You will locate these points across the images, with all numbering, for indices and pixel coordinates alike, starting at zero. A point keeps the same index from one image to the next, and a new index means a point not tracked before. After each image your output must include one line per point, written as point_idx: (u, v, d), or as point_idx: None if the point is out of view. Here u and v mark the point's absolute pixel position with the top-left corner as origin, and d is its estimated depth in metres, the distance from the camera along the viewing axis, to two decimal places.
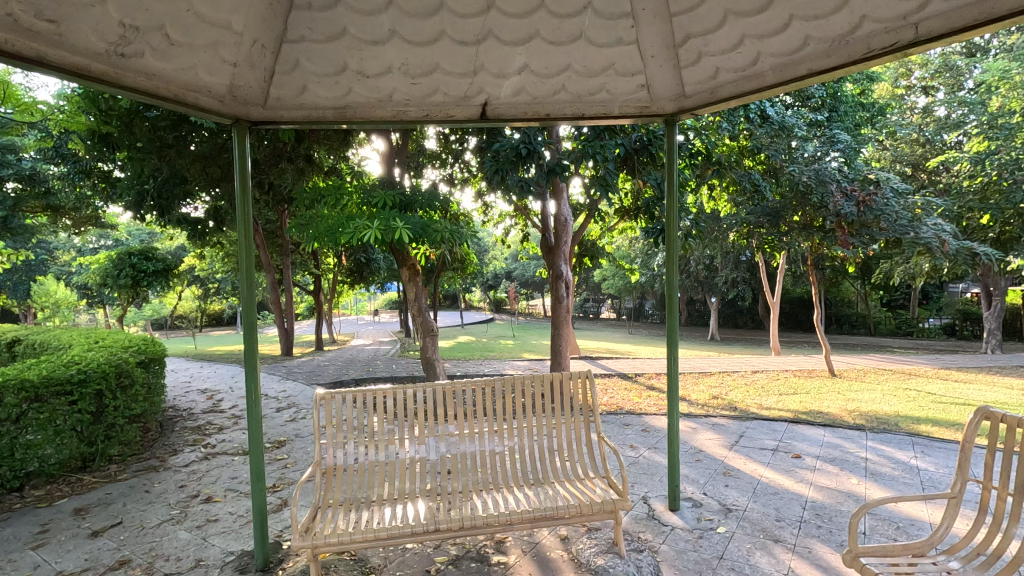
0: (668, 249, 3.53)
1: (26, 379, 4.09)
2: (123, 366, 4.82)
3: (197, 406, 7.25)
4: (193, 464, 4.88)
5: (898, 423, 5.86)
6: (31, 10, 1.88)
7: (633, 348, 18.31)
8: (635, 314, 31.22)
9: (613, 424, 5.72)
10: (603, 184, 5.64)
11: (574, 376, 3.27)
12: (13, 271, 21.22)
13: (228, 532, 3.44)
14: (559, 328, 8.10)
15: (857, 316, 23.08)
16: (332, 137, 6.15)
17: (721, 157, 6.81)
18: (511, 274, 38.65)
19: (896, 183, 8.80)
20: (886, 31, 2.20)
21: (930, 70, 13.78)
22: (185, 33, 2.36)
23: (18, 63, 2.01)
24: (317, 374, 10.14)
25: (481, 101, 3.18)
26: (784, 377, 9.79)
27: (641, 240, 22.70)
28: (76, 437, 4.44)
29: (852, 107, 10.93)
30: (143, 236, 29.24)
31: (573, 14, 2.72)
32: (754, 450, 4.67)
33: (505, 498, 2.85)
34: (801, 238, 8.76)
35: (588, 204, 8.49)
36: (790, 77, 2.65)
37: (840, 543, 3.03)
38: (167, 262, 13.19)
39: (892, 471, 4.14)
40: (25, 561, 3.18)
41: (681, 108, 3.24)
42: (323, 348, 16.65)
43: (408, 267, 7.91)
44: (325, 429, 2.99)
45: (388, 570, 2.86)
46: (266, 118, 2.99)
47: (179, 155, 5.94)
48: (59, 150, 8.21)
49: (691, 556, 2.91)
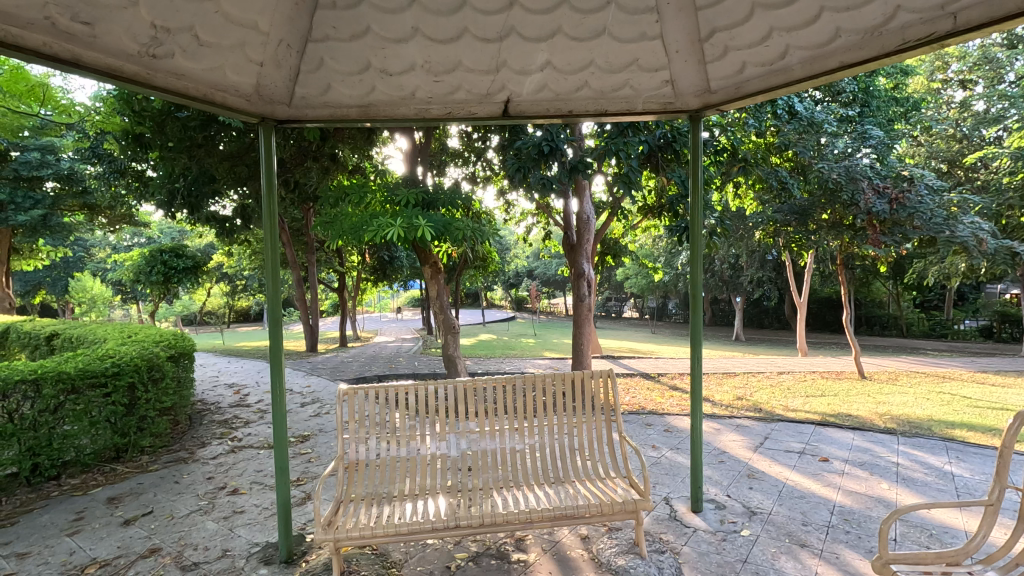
0: (692, 247, 3.46)
1: (63, 371, 4.23)
2: (154, 359, 4.94)
3: (224, 401, 7.39)
4: (220, 457, 4.99)
5: (932, 427, 5.68)
6: (67, 12, 1.95)
7: (656, 347, 18.16)
8: (658, 314, 30.88)
9: (634, 423, 5.67)
10: (626, 182, 5.52)
11: (596, 376, 3.25)
12: (53, 267, 22.25)
13: (254, 523, 3.51)
14: (581, 327, 8.04)
15: (888, 317, 22.45)
16: (356, 137, 6.20)
17: (748, 153, 6.57)
18: (533, 272, 38.61)
19: (931, 180, 8.54)
20: (922, 21, 2.12)
21: (969, 62, 13.25)
22: (212, 33, 2.40)
23: (56, 64, 2.08)
24: (341, 370, 10.29)
25: (503, 99, 3.18)
26: (812, 377, 9.63)
27: (665, 238, 22.46)
28: (110, 428, 4.58)
29: (887, 102, 10.56)
30: (175, 233, 30.06)
31: (596, 9, 2.69)
32: (778, 453, 4.58)
33: (525, 496, 2.84)
34: (830, 236, 8.56)
35: (611, 202, 8.43)
36: (820, 70, 2.58)
37: (869, 549, 2.94)
38: (196, 260, 13.50)
39: (925, 476, 4.00)
40: (61, 547, 3.28)
41: (706, 103, 3.21)
42: (347, 345, 16.87)
43: (430, 265, 7.88)
44: (347, 424, 3.03)
45: (409, 565, 2.88)
46: (291, 116, 3.04)
47: (208, 155, 6.12)
48: (96, 151, 8.57)
49: (713, 558, 2.86)
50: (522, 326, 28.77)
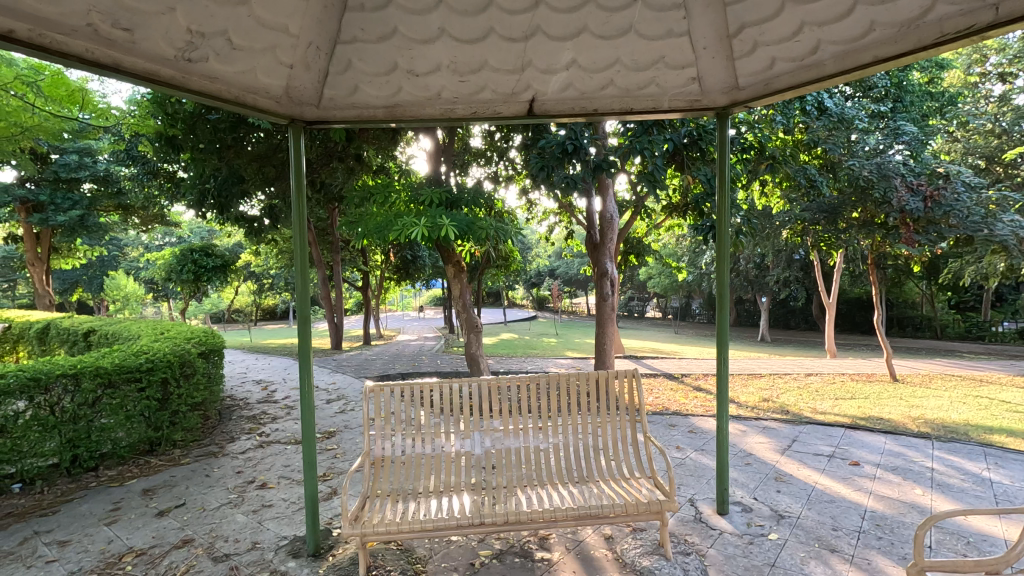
0: (718, 245, 3.41)
1: (101, 366, 4.40)
2: (186, 356, 5.10)
3: (252, 397, 7.55)
4: (249, 451, 5.11)
5: (968, 432, 5.51)
6: (108, 19, 2.00)
7: (679, 348, 18.01)
8: (681, 314, 30.53)
9: (659, 423, 5.65)
10: (650, 180, 5.44)
11: (620, 376, 3.24)
12: (88, 267, 22.99)
13: (282, 517, 3.58)
14: (604, 327, 7.97)
15: (922, 318, 21.88)
16: (381, 137, 6.29)
17: (776, 150, 6.48)
18: (554, 271, 38.53)
19: (968, 177, 8.22)
20: (961, 13, 2.05)
21: (1009, 55, 12.57)
22: (245, 37, 2.45)
23: (97, 69, 2.16)
24: (365, 368, 10.42)
25: (528, 98, 3.20)
26: (841, 379, 9.43)
27: (689, 238, 22.16)
28: (144, 422, 4.72)
29: (921, 97, 10.21)
30: (204, 233, 30.81)
31: (623, 7, 2.67)
32: (806, 456, 4.49)
33: (549, 494, 2.84)
34: (861, 234, 8.41)
35: (634, 200, 8.34)
36: (853, 65, 2.52)
37: (902, 556, 2.87)
38: (225, 259, 13.83)
39: (961, 482, 3.89)
40: (100, 536, 3.40)
41: (734, 100, 3.17)
42: (371, 343, 17.06)
43: (453, 264, 7.91)
44: (374, 420, 3.09)
45: (433, 562, 2.91)
46: (319, 117, 3.09)
47: (238, 155, 6.28)
48: (131, 153, 8.83)
49: (740, 562, 2.82)
50: (543, 325, 28.75)
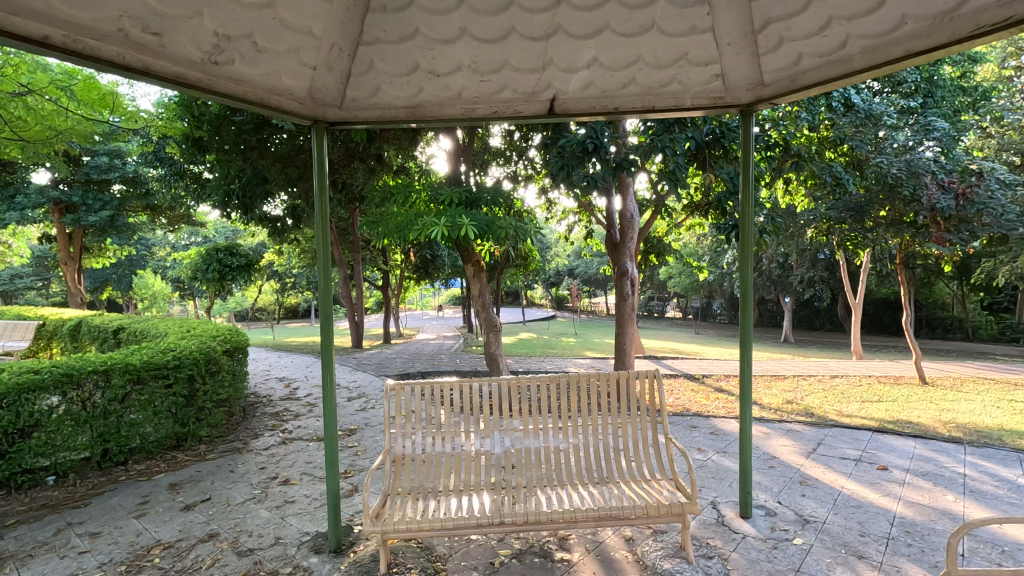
0: (741, 244, 3.35)
1: (130, 363, 4.51)
2: (211, 353, 5.20)
3: (275, 394, 7.68)
4: (272, 447, 5.20)
5: (1002, 437, 5.35)
6: (139, 24, 2.04)
7: (700, 348, 17.86)
8: (701, 314, 30.19)
9: (680, 424, 5.60)
10: (672, 178, 5.36)
11: (641, 376, 3.21)
12: (118, 266, 23.63)
13: (304, 514, 3.62)
14: (624, 327, 7.92)
15: (952, 320, 21.42)
16: (402, 137, 6.35)
17: (801, 148, 6.38)
18: (574, 271, 38.48)
19: (1003, 174, 7.96)
20: (998, 4, 1.97)
21: None
22: (270, 40, 2.49)
23: (127, 72, 2.21)
24: (385, 366, 10.51)
25: (549, 97, 3.19)
26: (869, 382, 9.23)
27: (710, 237, 21.91)
28: (171, 418, 4.85)
29: (953, 92, 9.93)
30: (227, 233, 31.40)
31: (645, 4, 2.64)
32: (832, 459, 4.41)
33: (569, 495, 2.82)
34: (889, 233, 8.26)
35: (655, 199, 8.26)
36: (883, 60, 2.46)
37: (934, 564, 2.79)
38: (249, 258, 14.07)
39: (995, 489, 3.77)
40: (129, 528, 3.48)
41: (758, 97, 3.12)
42: (392, 341, 17.23)
43: (472, 263, 7.92)
44: (395, 418, 3.13)
45: (453, 560, 2.92)
46: (342, 118, 3.12)
47: (261, 156, 6.31)
48: (159, 155, 9.05)
49: (764, 566, 2.78)
50: (562, 325, 28.73)
